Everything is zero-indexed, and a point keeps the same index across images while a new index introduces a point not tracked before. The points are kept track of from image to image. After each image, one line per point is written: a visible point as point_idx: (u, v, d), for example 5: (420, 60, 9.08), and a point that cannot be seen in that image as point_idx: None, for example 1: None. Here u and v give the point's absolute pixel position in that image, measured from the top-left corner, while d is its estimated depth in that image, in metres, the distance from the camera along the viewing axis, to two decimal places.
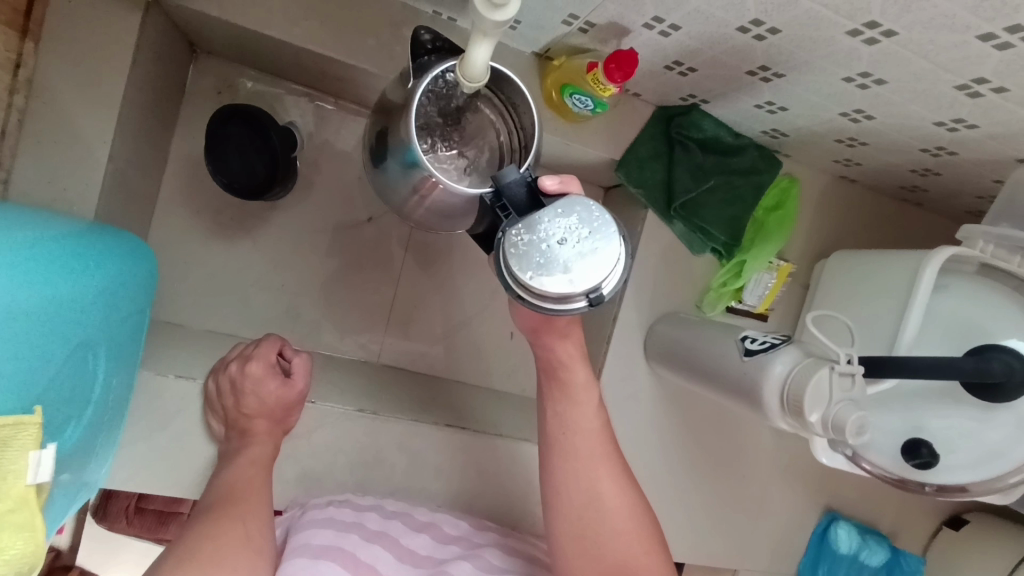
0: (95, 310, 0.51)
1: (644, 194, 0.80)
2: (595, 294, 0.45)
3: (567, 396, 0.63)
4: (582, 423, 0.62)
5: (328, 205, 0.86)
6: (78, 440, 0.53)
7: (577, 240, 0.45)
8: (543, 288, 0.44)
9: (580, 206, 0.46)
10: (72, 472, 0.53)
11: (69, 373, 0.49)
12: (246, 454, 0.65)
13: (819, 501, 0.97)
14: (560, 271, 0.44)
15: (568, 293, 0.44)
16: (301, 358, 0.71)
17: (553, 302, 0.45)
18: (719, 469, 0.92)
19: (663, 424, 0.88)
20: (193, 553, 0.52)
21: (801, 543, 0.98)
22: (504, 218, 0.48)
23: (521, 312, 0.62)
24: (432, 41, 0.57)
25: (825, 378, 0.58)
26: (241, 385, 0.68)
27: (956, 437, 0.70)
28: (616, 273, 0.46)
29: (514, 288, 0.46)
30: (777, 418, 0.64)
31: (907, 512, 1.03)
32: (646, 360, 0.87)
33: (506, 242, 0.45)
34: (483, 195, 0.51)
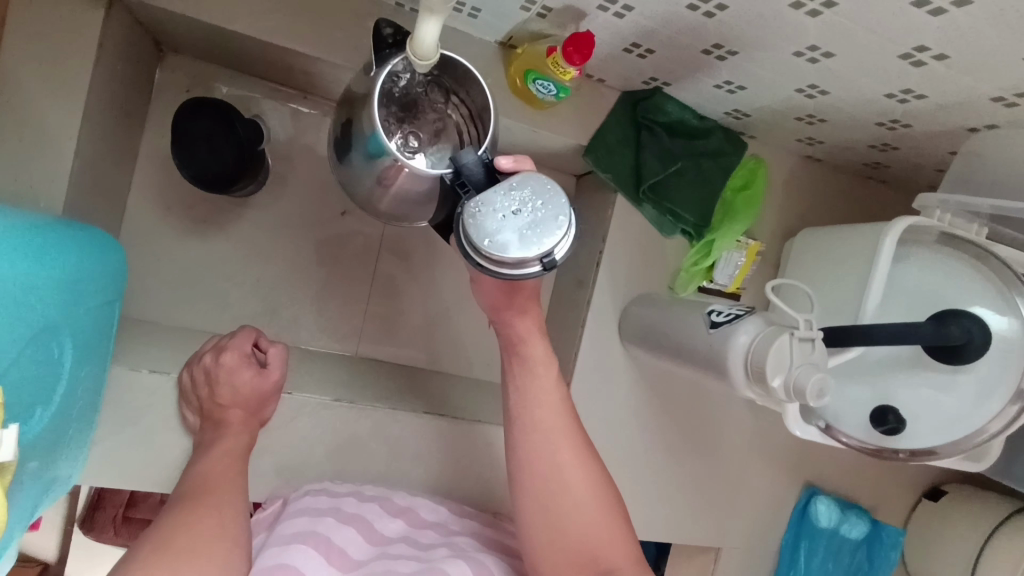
0: (59, 297, 0.52)
1: (613, 178, 0.82)
2: (549, 259, 0.46)
3: (528, 370, 0.64)
4: (542, 396, 0.63)
5: (301, 200, 0.87)
6: (46, 427, 0.53)
7: (527, 212, 0.46)
8: (498, 254, 0.45)
9: (535, 179, 0.48)
10: (42, 459, 0.54)
11: (37, 356, 0.49)
12: (219, 446, 0.65)
13: (800, 476, 0.99)
14: (515, 237, 0.45)
15: (523, 258, 0.45)
16: (277, 349, 0.72)
17: (511, 273, 0.47)
18: (696, 448, 0.93)
19: (640, 404, 0.89)
20: (166, 542, 0.52)
21: (782, 520, 0.99)
22: (463, 195, 0.49)
23: (484, 291, 0.62)
24: (392, 35, 0.58)
25: (786, 343, 0.58)
26: (215, 376, 0.68)
27: (923, 403, 0.72)
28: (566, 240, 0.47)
29: (473, 258, 0.47)
30: (743, 388, 0.63)
31: (886, 485, 1.05)
32: (620, 343, 0.88)
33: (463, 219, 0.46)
34: (444, 178, 0.52)
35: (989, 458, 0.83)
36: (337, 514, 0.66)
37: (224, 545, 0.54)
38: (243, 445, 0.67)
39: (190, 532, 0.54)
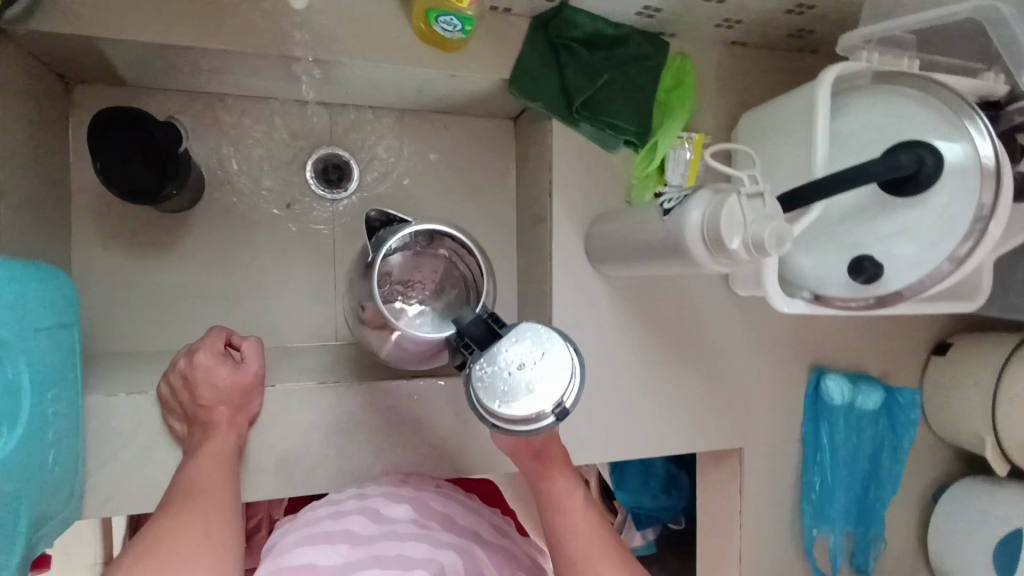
0: (5, 314, 0.51)
1: (544, 104, 0.82)
2: (559, 408, 0.54)
3: (557, 508, 0.68)
4: (574, 529, 0.67)
5: (245, 202, 0.87)
6: (18, 446, 0.52)
7: (533, 374, 0.54)
8: (510, 412, 0.53)
9: (531, 331, 0.56)
10: (16, 482, 0.53)
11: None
12: (206, 447, 0.64)
13: (804, 360, 0.98)
14: (526, 398, 0.53)
15: (538, 412, 0.53)
16: (251, 343, 0.71)
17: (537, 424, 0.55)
18: (694, 354, 0.92)
19: (627, 323, 0.89)
20: (151, 548, 0.52)
21: (797, 406, 0.98)
22: (470, 353, 0.57)
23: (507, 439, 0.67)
24: (381, 218, 0.68)
25: (735, 205, 0.58)
26: (193, 378, 0.67)
27: (895, 242, 0.71)
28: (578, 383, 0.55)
29: (490, 417, 0.54)
30: (708, 264, 0.62)
31: (893, 350, 1.04)
32: (591, 266, 0.87)
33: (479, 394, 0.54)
34: (449, 336, 0.61)
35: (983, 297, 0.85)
36: (342, 515, 0.67)
37: (211, 552, 0.54)
38: (228, 444, 0.66)
39: (179, 535, 0.54)
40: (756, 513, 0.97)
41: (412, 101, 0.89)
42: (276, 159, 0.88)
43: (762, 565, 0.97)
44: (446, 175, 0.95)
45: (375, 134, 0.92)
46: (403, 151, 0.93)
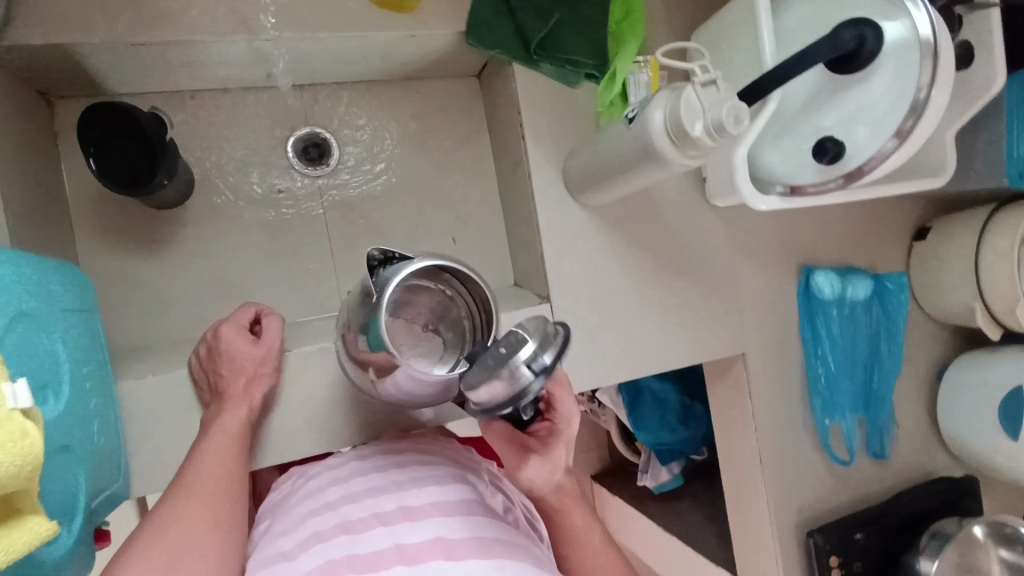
0: (40, 294, 0.55)
1: (502, 51, 0.85)
2: (527, 361, 0.53)
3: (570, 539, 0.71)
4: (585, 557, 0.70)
5: (233, 192, 0.92)
6: (71, 414, 0.56)
7: (494, 364, 0.53)
8: (478, 381, 0.54)
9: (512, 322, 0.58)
10: (81, 446, 0.58)
11: (35, 347, 0.52)
12: (224, 420, 0.68)
13: (792, 261, 1.02)
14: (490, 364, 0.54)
15: (504, 374, 0.53)
16: (273, 321, 0.75)
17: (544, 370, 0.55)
18: (683, 270, 0.96)
19: (615, 249, 0.92)
20: (164, 530, 0.55)
21: (792, 307, 1.02)
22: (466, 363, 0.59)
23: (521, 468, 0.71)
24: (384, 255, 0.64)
25: (692, 94, 0.62)
26: (217, 349, 0.72)
27: (852, 120, 0.76)
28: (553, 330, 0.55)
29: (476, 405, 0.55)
30: (679, 160, 0.66)
31: (875, 241, 1.08)
32: (573, 198, 0.90)
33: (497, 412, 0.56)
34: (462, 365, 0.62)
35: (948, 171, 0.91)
36: (343, 483, 0.65)
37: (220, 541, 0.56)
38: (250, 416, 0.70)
39: (175, 535, 0.55)
40: (767, 413, 1.00)
41: (377, 71, 0.92)
42: (257, 148, 0.92)
43: (778, 462, 1.01)
44: (422, 139, 0.99)
45: (348, 110, 0.96)
46: (378, 122, 0.97)
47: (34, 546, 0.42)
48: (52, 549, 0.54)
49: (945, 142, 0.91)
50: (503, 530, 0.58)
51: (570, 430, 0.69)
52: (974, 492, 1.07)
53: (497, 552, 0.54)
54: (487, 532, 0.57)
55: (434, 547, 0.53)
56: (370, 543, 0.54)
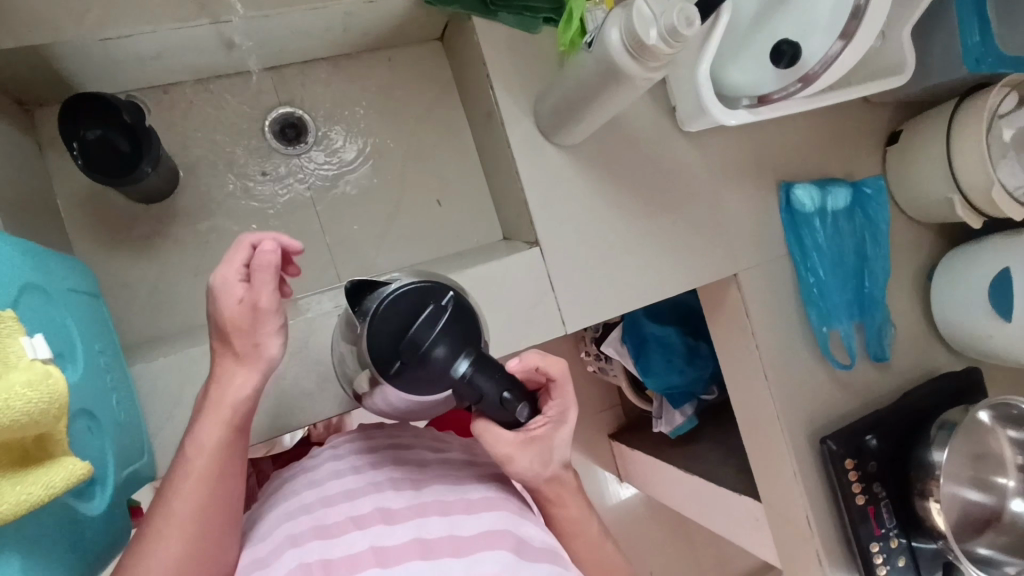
0: (44, 272, 0.57)
1: (459, 5, 0.88)
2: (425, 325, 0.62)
3: (569, 530, 0.72)
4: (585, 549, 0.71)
5: (218, 181, 0.93)
6: (90, 384, 0.59)
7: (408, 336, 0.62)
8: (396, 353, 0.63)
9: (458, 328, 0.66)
10: (100, 410, 0.59)
11: (40, 313, 0.54)
12: (201, 429, 0.59)
13: (769, 180, 1.04)
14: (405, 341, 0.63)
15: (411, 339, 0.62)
16: (263, 262, 0.59)
17: (430, 306, 0.63)
18: (663, 199, 0.99)
19: (595, 188, 0.95)
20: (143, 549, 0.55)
21: (775, 224, 1.04)
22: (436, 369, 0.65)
23: (517, 470, 0.67)
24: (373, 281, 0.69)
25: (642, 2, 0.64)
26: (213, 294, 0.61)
27: (805, 22, 0.82)
28: (376, 330, 0.64)
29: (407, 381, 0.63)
30: (639, 74, 0.68)
31: (849, 151, 1.10)
32: (549, 143, 0.92)
33: (467, 377, 0.60)
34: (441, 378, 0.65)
35: (907, 71, 0.95)
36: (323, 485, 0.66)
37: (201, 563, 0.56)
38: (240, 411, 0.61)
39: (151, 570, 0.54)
40: (765, 330, 1.03)
41: (343, 44, 0.95)
42: (235, 135, 0.94)
43: (782, 377, 1.03)
44: (395, 107, 1.01)
45: (319, 87, 0.97)
46: (350, 96, 0.99)
47: (70, 486, 0.44)
48: (90, 511, 0.57)
49: (903, 39, 0.95)
50: (483, 517, 0.60)
51: (569, 425, 0.67)
52: (979, 382, 1.09)
53: (476, 547, 0.56)
54: (467, 525, 0.59)
55: (413, 548, 0.56)
56: (345, 545, 0.56)
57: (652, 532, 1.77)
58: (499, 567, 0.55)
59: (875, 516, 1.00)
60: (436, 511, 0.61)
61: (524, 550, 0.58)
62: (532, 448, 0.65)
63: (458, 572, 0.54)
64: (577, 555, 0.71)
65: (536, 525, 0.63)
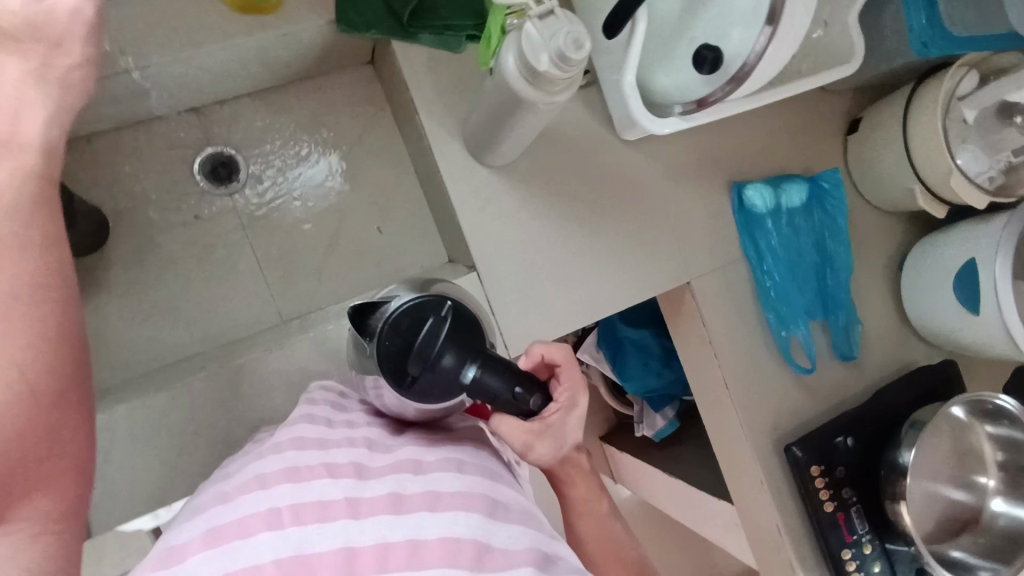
0: None
1: (377, 30, 0.84)
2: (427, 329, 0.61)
3: None
4: (591, 532, 0.69)
5: (149, 226, 0.92)
6: None
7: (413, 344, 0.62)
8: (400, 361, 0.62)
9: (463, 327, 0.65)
10: None
11: None
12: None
13: (721, 182, 1.01)
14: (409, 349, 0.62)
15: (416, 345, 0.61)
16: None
17: (429, 319, 0.62)
18: (607, 211, 0.96)
19: (533, 205, 0.92)
20: None
21: (729, 227, 1.01)
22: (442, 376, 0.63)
23: (531, 458, 0.66)
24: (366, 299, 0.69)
25: (531, 28, 0.62)
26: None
27: (720, 24, 0.78)
28: (380, 348, 0.62)
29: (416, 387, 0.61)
30: (542, 100, 0.65)
31: (805, 144, 1.06)
32: (481, 164, 0.90)
33: (479, 382, 0.60)
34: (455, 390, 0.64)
35: (857, 58, 0.89)
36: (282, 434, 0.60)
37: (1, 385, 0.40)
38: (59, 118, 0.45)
39: None
40: (724, 339, 0.99)
41: (266, 77, 0.93)
42: (165, 178, 0.93)
43: (744, 384, 1.00)
44: (330, 135, 0.99)
45: (248, 123, 0.96)
46: (281, 128, 0.97)
47: None
48: None
49: (848, 27, 0.90)
50: (462, 479, 0.56)
51: (581, 408, 0.67)
52: (954, 376, 1.05)
53: (449, 506, 0.53)
54: (444, 484, 0.55)
55: (386, 498, 0.52)
56: (317, 489, 0.52)
57: (648, 532, 1.75)
58: (471, 531, 0.52)
59: (845, 522, 0.97)
60: (409, 467, 0.56)
61: (498, 514, 0.56)
62: (546, 435, 0.64)
63: (430, 533, 0.51)
64: (582, 531, 0.69)
65: (511, 488, 0.61)
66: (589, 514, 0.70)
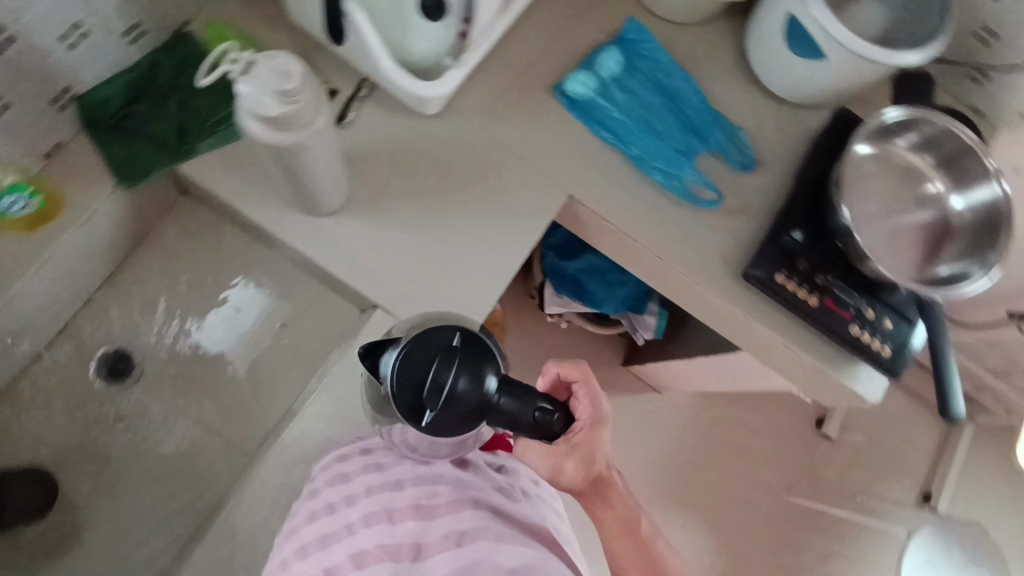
0: None
1: (160, 166, 0.88)
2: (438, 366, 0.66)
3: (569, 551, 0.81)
4: (620, 527, 0.83)
5: (87, 451, 0.94)
6: None
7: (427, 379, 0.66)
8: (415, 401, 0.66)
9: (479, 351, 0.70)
10: None
11: None
12: None
13: (542, 94, 1.00)
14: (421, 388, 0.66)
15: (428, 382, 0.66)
16: None
17: (440, 354, 0.67)
18: (460, 184, 0.96)
19: (391, 221, 0.93)
20: None
21: (575, 126, 1.00)
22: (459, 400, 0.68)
23: (565, 480, 0.76)
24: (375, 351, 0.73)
25: (246, 86, 0.60)
26: None
27: None
28: (400, 385, 0.66)
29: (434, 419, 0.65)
30: (298, 136, 0.65)
31: (596, 13, 1.05)
32: (322, 217, 0.91)
33: (500, 406, 0.65)
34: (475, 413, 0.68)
35: None
36: (345, 479, 0.80)
37: None
38: None
39: None
40: (631, 222, 0.99)
41: (101, 266, 0.94)
42: (74, 404, 0.95)
43: (674, 248, 1.00)
44: (192, 277, 0.99)
45: (115, 313, 0.97)
46: (146, 299, 0.98)
47: None
48: None
49: None
50: (457, 555, 0.72)
51: (601, 422, 0.76)
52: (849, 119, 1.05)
53: None
54: None
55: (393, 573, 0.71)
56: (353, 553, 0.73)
57: None
58: None
59: (836, 304, 0.98)
60: (410, 556, 0.73)
61: None
62: (575, 451, 0.74)
63: None
64: (614, 541, 0.83)
65: (514, 546, 0.73)
66: (625, 534, 0.83)
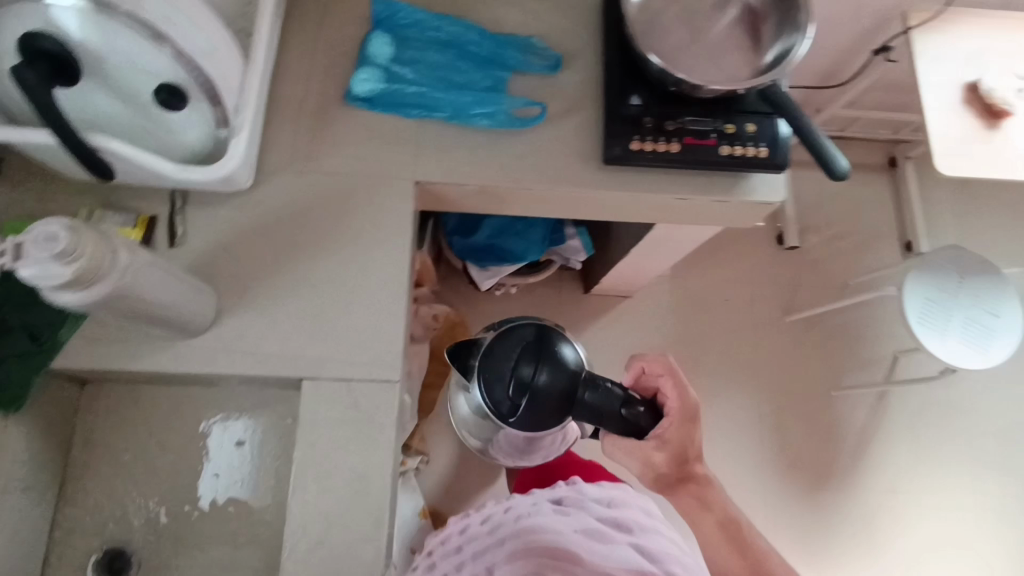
0: None
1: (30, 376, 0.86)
2: (522, 369, 0.90)
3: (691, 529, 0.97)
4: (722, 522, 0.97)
5: None
6: None
7: (516, 378, 0.90)
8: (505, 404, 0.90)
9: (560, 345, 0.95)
10: None
11: None
12: None
13: (341, 110, 1.00)
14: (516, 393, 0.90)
15: (509, 388, 0.90)
16: None
17: (524, 359, 0.91)
18: (315, 231, 0.96)
19: (275, 299, 0.94)
20: None
21: (386, 119, 1.00)
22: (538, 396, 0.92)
23: (667, 468, 0.94)
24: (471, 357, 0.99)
25: (30, 270, 0.59)
26: None
27: None
28: (491, 390, 0.91)
29: (520, 414, 0.89)
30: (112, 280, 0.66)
31: (347, 13, 1.05)
32: (210, 329, 0.92)
33: (586, 407, 0.86)
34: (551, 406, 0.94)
35: None
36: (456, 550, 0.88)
37: None
38: None
39: None
40: (484, 173, 1.00)
41: (43, 494, 0.92)
42: None
43: (535, 172, 1.00)
44: (132, 454, 0.97)
45: (82, 527, 0.95)
46: (102, 498, 0.96)
47: None
48: None
49: None
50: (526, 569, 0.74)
51: (690, 413, 0.93)
52: None
53: None
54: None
55: None
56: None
57: None
58: None
59: (696, 139, 0.99)
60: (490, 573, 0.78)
61: None
62: (669, 440, 0.91)
63: None
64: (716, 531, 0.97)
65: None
66: (729, 539, 0.97)
